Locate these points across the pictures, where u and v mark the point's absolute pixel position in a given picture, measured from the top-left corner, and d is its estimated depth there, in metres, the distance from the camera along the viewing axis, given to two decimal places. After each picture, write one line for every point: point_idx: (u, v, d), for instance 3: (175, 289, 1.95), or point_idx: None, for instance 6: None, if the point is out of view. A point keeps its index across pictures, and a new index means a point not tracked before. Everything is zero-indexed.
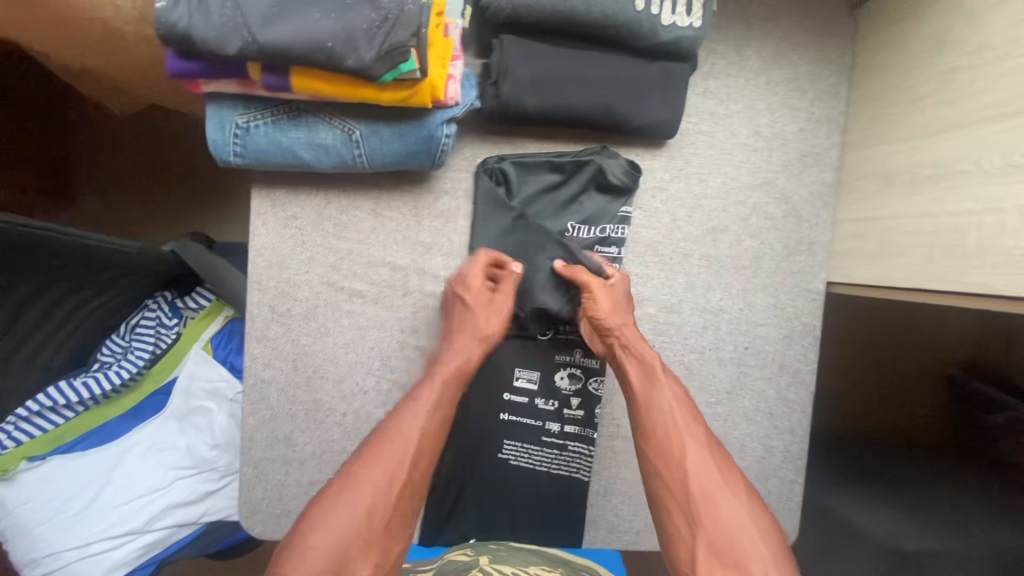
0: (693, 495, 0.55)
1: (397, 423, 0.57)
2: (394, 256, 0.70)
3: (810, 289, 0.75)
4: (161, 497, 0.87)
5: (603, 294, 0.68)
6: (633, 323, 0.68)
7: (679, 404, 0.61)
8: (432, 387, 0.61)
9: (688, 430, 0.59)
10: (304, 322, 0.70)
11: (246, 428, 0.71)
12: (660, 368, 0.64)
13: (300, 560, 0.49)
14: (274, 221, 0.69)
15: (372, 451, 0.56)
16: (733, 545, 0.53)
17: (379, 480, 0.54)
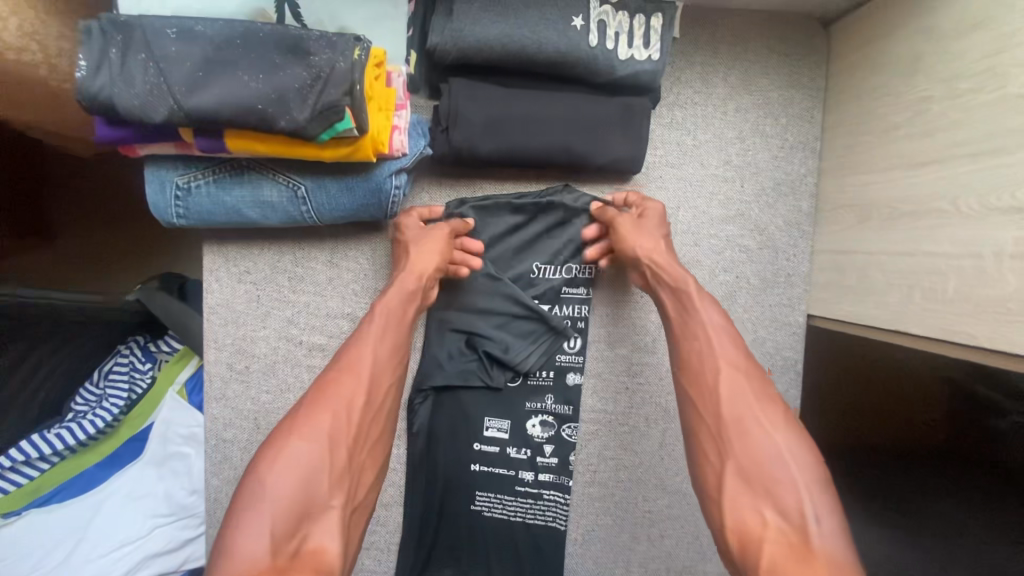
0: (726, 416, 0.49)
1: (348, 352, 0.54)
2: (354, 307, 0.68)
3: (791, 322, 0.72)
4: (139, 548, 0.85)
5: (632, 222, 0.63)
6: (670, 253, 0.62)
7: (716, 330, 0.55)
8: (378, 318, 0.57)
9: (720, 356, 0.53)
10: (264, 379, 0.68)
11: (210, 489, 0.68)
12: (697, 295, 0.58)
13: (257, 498, 0.45)
14: (227, 276, 0.67)
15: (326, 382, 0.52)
16: (771, 469, 0.46)
17: (338, 404, 0.50)
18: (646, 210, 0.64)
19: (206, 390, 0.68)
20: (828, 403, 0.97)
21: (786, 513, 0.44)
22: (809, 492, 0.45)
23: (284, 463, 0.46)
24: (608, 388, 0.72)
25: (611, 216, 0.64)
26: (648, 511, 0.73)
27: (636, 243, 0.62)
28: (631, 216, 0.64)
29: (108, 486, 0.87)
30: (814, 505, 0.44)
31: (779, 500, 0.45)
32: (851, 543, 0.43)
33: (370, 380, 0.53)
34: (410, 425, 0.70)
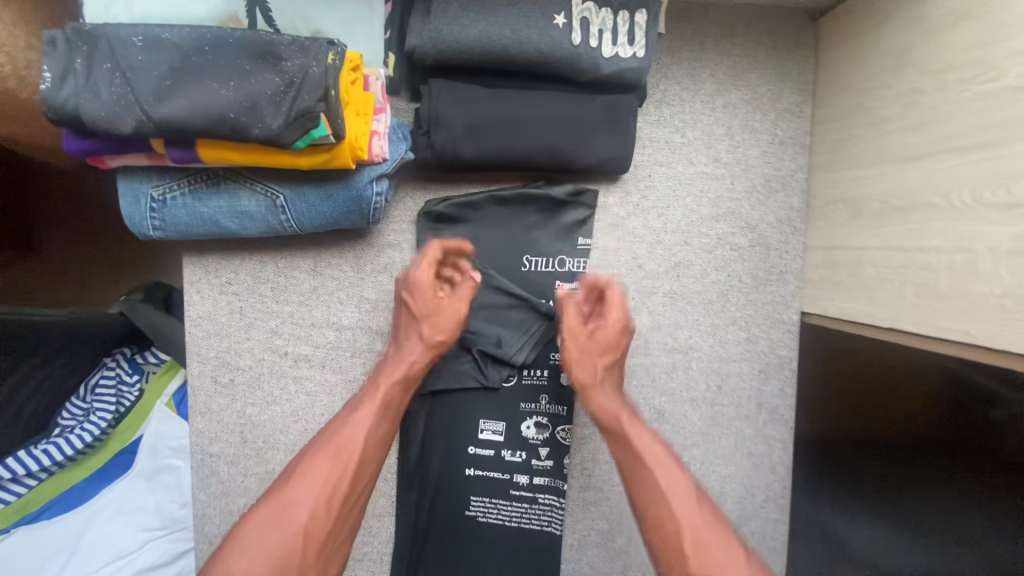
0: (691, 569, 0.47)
1: (338, 433, 0.54)
2: (340, 316, 0.67)
3: (784, 320, 0.71)
4: (128, 563, 0.84)
5: (579, 346, 0.61)
6: (611, 392, 0.61)
7: (666, 461, 0.53)
8: (367, 405, 0.57)
9: (677, 483, 0.51)
10: (249, 392, 0.66)
11: (197, 504, 0.67)
12: (642, 429, 0.56)
13: None
14: (209, 287, 0.65)
15: (304, 467, 0.52)
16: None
17: (313, 504, 0.50)
18: (597, 325, 0.62)
19: (189, 403, 0.66)
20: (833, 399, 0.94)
21: None
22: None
23: (255, 557, 0.46)
24: None
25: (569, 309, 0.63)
26: None
27: (577, 363, 0.61)
28: (578, 336, 0.62)
29: (100, 498, 0.86)
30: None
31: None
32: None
33: (356, 470, 0.53)
34: (405, 431, 0.69)
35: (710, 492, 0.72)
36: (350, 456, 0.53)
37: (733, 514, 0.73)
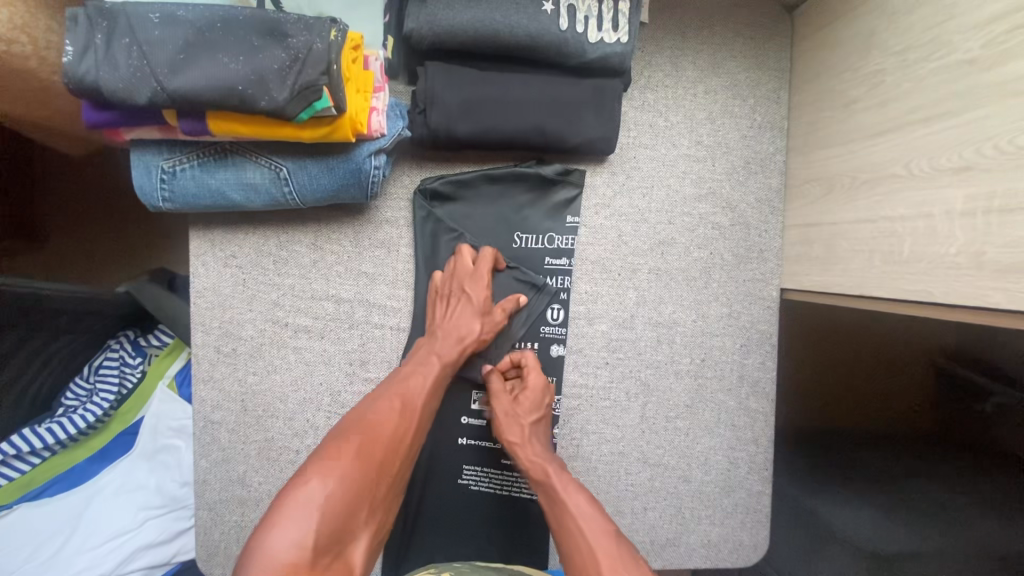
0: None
1: (400, 389, 0.59)
2: (338, 289, 0.69)
3: (765, 297, 0.74)
4: (133, 538, 0.90)
5: (505, 409, 0.67)
6: (539, 445, 0.66)
7: (590, 524, 0.56)
8: (426, 370, 0.62)
9: (603, 549, 0.53)
10: (250, 360, 0.69)
11: (199, 470, 0.69)
12: (568, 490, 0.60)
13: (298, 508, 0.45)
14: (213, 260, 0.68)
15: (373, 413, 0.56)
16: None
17: (387, 442, 0.54)
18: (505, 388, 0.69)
19: (193, 372, 0.68)
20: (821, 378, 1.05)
21: None
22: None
23: (338, 479, 0.48)
24: (589, 363, 0.73)
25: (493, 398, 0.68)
26: (630, 484, 0.74)
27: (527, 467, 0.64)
28: (503, 400, 0.67)
29: (101, 478, 0.92)
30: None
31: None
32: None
33: (417, 425, 0.58)
34: None
35: (694, 462, 0.74)
36: (413, 411, 0.58)
37: (716, 486, 0.75)
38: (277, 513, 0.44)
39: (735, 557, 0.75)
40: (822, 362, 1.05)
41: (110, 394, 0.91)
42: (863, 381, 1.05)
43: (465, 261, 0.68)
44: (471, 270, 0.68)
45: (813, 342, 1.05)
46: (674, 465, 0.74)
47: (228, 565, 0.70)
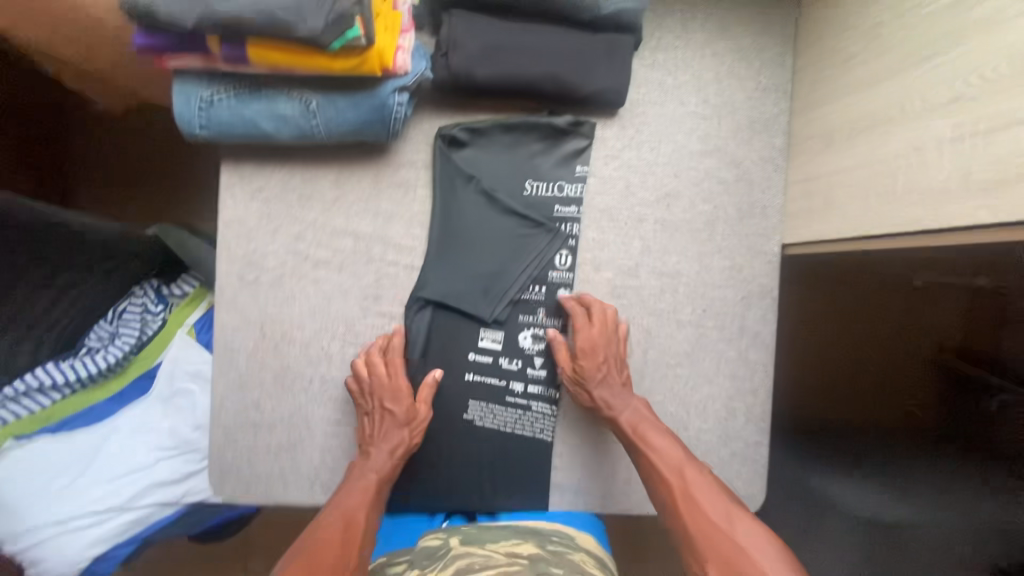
0: (690, 528, 0.63)
1: (337, 509, 0.65)
2: (357, 225, 0.73)
3: (767, 251, 0.76)
4: (145, 476, 0.94)
5: (614, 344, 0.72)
6: (623, 383, 0.73)
7: (676, 457, 0.68)
8: (360, 483, 0.68)
9: (695, 484, 0.66)
10: (271, 290, 0.72)
11: (217, 392, 0.72)
12: (654, 428, 0.70)
13: None
14: (241, 193, 0.72)
15: (323, 533, 0.62)
16: (746, 562, 0.58)
17: (334, 559, 0.60)
18: (581, 342, 0.71)
19: (216, 297, 0.72)
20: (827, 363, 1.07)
21: None
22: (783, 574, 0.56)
23: None
24: None
25: (602, 326, 0.72)
26: None
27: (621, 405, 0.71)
28: (611, 335, 0.72)
29: (115, 420, 0.96)
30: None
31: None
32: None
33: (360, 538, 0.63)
34: (409, 335, 0.74)
35: (694, 409, 0.76)
36: (357, 526, 0.64)
37: (715, 435, 0.76)
38: None
39: None
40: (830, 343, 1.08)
41: (130, 336, 0.97)
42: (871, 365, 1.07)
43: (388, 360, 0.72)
44: (398, 377, 0.71)
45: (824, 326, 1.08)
46: (673, 411, 0.76)
47: (239, 486, 0.73)
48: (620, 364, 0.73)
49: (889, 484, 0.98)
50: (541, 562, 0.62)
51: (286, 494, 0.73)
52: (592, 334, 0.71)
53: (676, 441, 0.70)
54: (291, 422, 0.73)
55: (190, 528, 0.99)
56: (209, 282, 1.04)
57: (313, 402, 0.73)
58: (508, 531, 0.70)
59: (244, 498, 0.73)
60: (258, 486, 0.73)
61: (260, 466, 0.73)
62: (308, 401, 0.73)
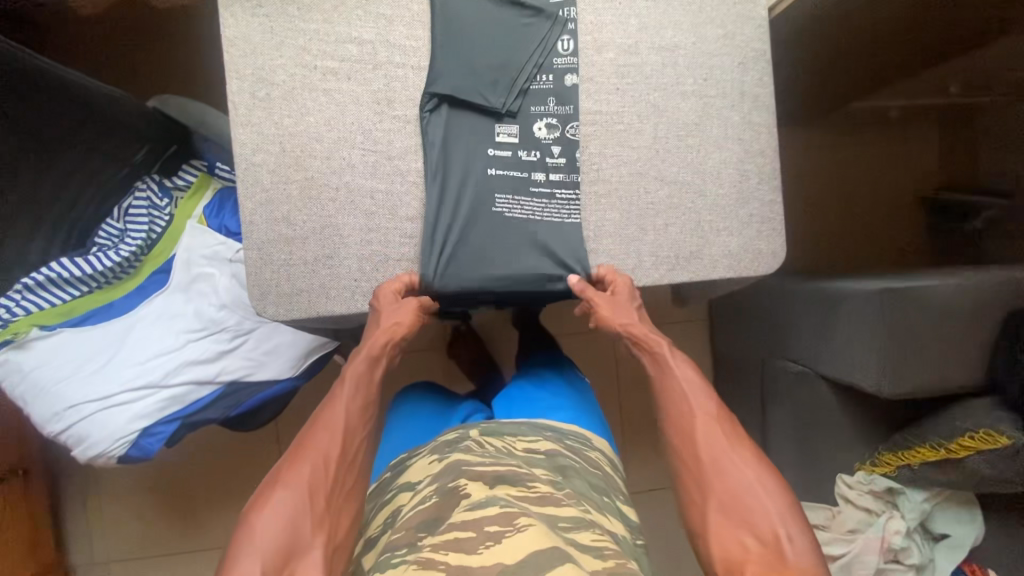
0: (704, 463, 0.67)
1: (325, 414, 0.69)
2: (360, 32, 0.74)
3: (755, 17, 0.79)
4: (177, 355, 0.93)
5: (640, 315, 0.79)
6: (644, 321, 0.80)
7: (692, 388, 0.73)
8: (349, 383, 0.72)
9: (707, 416, 0.70)
10: (285, 104, 0.73)
11: (245, 211, 0.73)
12: (672, 359, 0.77)
13: (249, 547, 0.58)
14: (241, 10, 0.72)
15: (307, 440, 0.67)
16: (747, 504, 0.62)
17: (313, 462, 0.64)
18: (617, 285, 0.77)
19: (231, 117, 0.73)
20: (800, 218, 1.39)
21: (764, 540, 0.59)
22: (782, 520, 0.60)
23: (278, 509, 0.60)
24: (602, 90, 0.77)
25: (630, 294, 0.77)
26: (651, 202, 0.78)
27: (642, 329, 0.79)
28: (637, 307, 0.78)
29: (136, 311, 0.95)
30: (783, 527, 0.59)
31: (756, 528, 0.60)
32: (817, 554, 0.57)
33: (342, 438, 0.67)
34: (426, 135, 0.75)
35: (708, 178, 0.79)
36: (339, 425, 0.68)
37: (731, 198, 0.79)
38: (239, 552, 0.58)
39: (757, 264, 0.80)
40: (807, 204, 1.39)
41: (141, 232, 0.97)
42: (838, 210, 1.39)
43: (388, 305, 0.73)
44: (396, 303, 0.73)
45: (797, 186, 1.39)
46: (689, 181, 0.79)
47: (281, 304, 0.74)
48: (644, 321, 0.80)
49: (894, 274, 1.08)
50: (557, 455, 0.78)
51: (328, 306, 0.74)
52: (622, 297, 0.77)
53: (698, 376, 0.75)
54: (324, 233, 0.74)
55: (226, 413, 0.96)
56: (212, 169, 1.04)
57: (342, 213, 0.74)
58: (527, 428, 0.85)
59: (288, 315, 0.74)
60: (300, 300, 0.74)
61: (299, 281, 0.74)
62: (337, 213, 0.74)
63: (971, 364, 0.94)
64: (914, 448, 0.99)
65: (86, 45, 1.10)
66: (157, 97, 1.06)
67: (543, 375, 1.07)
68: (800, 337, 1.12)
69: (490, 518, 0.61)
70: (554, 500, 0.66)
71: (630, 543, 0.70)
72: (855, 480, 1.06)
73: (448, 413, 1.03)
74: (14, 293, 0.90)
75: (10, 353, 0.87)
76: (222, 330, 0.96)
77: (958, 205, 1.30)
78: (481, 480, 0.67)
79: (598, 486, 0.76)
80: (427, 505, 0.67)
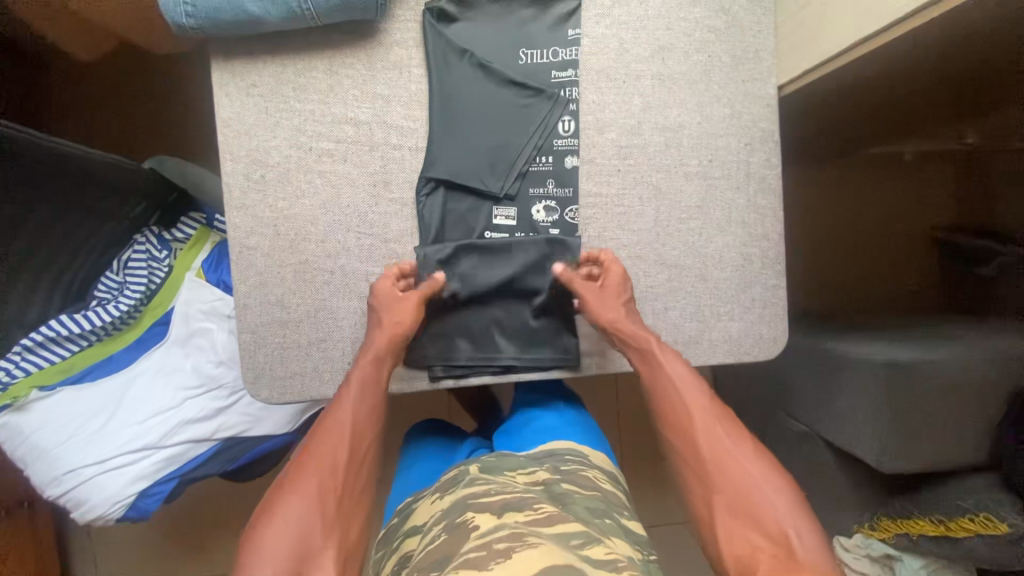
0: (706, 463, 0.65)
1: (331, 418, 0.66)
2: (356, 112, 0.72)
3: (764, 96, 0.77)
4: (175, 414, 0.93)
5: (634, 312, 0.74)
6: (638, 320, 0.74)
7: (685, 383, 0.70)
8: (354, 384, 0.69)
9: (703, 412, 0.68)
10: (280, 186, 0.72)
11: (239, 294, 0.72)
12: (662, 354, 0.72)
13: (258, 558, 0.54)
14: (236, 91, 0.71)
15: (314, 447, 0.64)
16: (754, 503, 0.60)
17: (322, 470, 0.61)
18: (609, 277, 0.73)
19: (226, 200, 0.72)
20: (808, 263, 1.36)
21: (773, 537, 0.58)
22: (791, 518, 0.58)
23: (287, 519, 0.57)
24: (603, 171, 0.75)
25: (618, 285, 0.73)
26: (651, 286, 0.77)
27: (637, 327, 0.73)
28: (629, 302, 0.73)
29: (133, 368, 0.95)
30: (793, 524, 0.58)
31: (765, 527, 0.59)
32: (827, 550, 0.56)
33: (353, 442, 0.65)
34: (423, 216, 0.73)
35: (709, 261, 0.77)
36: (347, 429, 0.66)
37: (733, 282, 0.78)
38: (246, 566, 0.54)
39: (757, 349, 0.78)
40: (816, 248, 1.36)
41: (139, 286, 0.97)
42: (848, 254, 1.35)
43: (381, 298, 0.71)
44: (398, 296, 0.71)
45: (805, 229, 1.36)
46: (690, 265, 0.77)
47: (275, 389, 0.73)
48: (641, 321, 0.74)
49: (899, 336, 1.06)
50: (554, 483, 0.77)
51: (322, 390, 0.74)
52: (609, 292, 0.73)
53: (690, 368, 0.72)
54: (318, 317, 0.73)
55: (226, 467, 0.98)
56: (211, 222, 1.05)
57: (336, 296, 0.73)
58: (525, 460, 0.85)
59: (282, 398, 0.74)
60: (293, 383, 0.73)
61: (293, 363, 0.73)
62: (331, 295, 0.73)
63: (974, 440, 0.93)
64: (912, 518, 0.98)
65: (88, 90, 1.09)
66: (153, 157, 1.05)
67: (537, 403, 1.06)
68: (802, 397, 1.10)
69: (500, 539, 0.60)
70: (560, 518, 0.66)
71: (642, 562, 0.66)
72: (852, 543, 1.07)
73: (451, 450, 1.03)
74: (13, 355, 0.90)
75: (10, 415, 0.88)
76: (219, 385, 0.96)
77: (971, 253, 1.26)
78: (488, 509, 0.67)
79: (599, 508, 0.73)
80: (438, 542, 0.65)
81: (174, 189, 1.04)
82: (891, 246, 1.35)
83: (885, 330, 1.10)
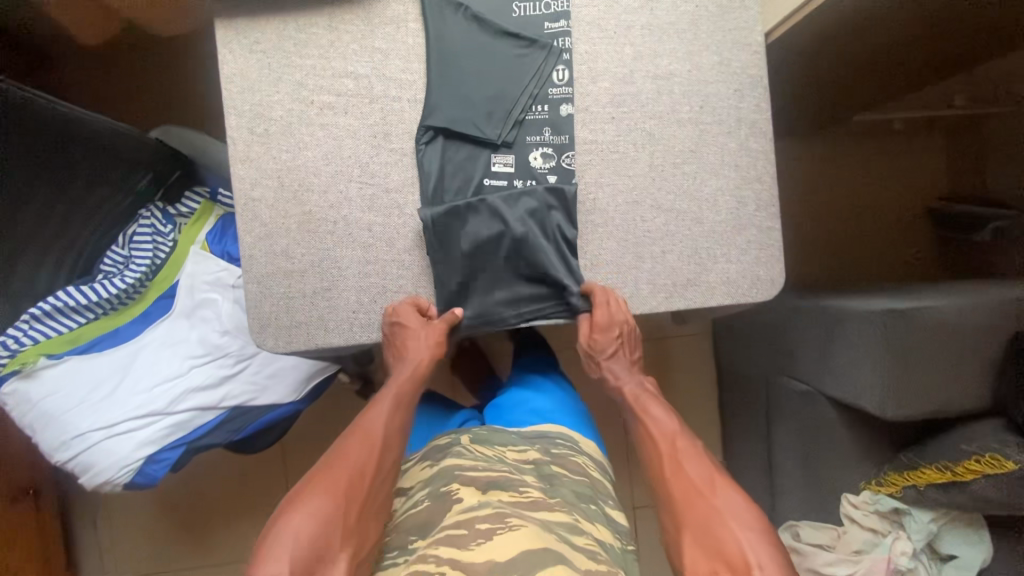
0: (676, 495, 0.68)
1: (362, 425, 0.72)
2: (355, 66, 0.74)
3: (751, 42, 0.79)
4: (181, 382, 0.94)
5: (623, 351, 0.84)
6: (621, 360, 0.84)
7: (662, 427, 0.77)
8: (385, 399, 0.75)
9: (680, 452, 0.73)
10: (282, 139, 0.74)
11: (245, 245, 0.74)
12: (650, 403, 0.80)
13: (280, 546, 0.59)
14: (239, 48, 0.74)
15: (342, 450, 0.68)
16: (717, 531, 0.63)
17: (348, 472, 0.66)
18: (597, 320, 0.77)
19: (231, 153, 0.74)
20: (805, 228, 1.36)
21: (735, 565, 0.59)
22: (751, 547, 0.60)
23: (310, 516, 0.61)
24: (597, 119, 0.77)
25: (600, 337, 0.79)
26: (647, 230, 0.78)
27: (621, 379, 0.84)
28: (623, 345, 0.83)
29: (141, 338, 0.96)
30: (754, 553, 0.60)
31: (727, 556, 0.61)
32: None
33: (379, 451, 0.69)
34: (424, 164, 0.75)
35: (704, 205, 0.79)
36: (374, 438, 0.70)
37: (729, 226, 0.79)
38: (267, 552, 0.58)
39: (755, 291, 0.79)
40: (813, 212, 1.36)
41: (145, 259, 0.98)
42: (845, 218, 1.36)
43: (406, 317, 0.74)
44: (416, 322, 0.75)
45: (802, 195, 1.36)
46: (686, 209, 0.78)
47: (280, 337, 0.75)
48: (632, 346, 0.85)
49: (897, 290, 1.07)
50: (544, 464, 0.77)
51: (327, 339, 0.75)
52: (591, 340, 0.81)
53: (671, 413, 0.79)
54: (322, 267, 0.75)
55: (232, 437, 0.96)
56: (214, 196, 1.06)
57: (338, 246, 0.75)
58: (516, 437, 0.83)
59: (287, 347, 0.75)
60: (299, 332, 0.74)
61: (299, 313, 0.75)
62: (335, 246, 0.75)
63: (976, 387, 0.93)
64: (920, 469, 0.97)
65: (96, 74, 1.13)
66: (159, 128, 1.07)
67: (530, 378, 1.04)
68: (802, 355, 1.10)
69: (484, 518, 0.62)
70: (545, 504, 0.67)
71: (619, 551, 0.68)
72: (861, 500, 1.03)
73: (445, 418, 1.01)
74: (21, 324, 0.91)
75: (19, 382, 0.89)
76: (223, 354, 0.96)
77: (962, 213, 1.27)
78: (473, 484, 0.68)
79: (585, 493, 0.74)
80: (420, 508, 0.68)
81: (183, 156, 1.06)
82: (884, 211, 1.36)
83: (882, 287, 1.11)
